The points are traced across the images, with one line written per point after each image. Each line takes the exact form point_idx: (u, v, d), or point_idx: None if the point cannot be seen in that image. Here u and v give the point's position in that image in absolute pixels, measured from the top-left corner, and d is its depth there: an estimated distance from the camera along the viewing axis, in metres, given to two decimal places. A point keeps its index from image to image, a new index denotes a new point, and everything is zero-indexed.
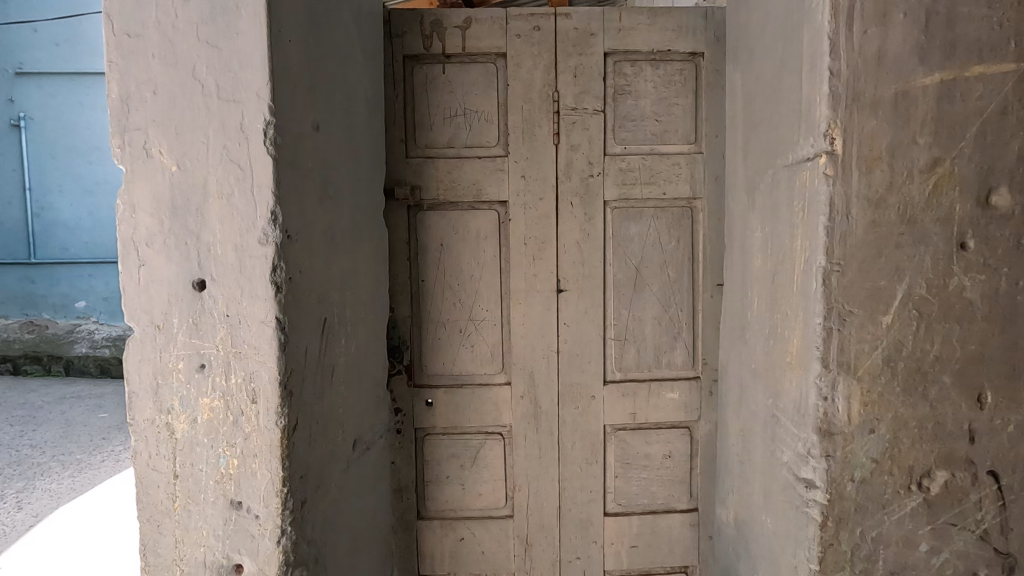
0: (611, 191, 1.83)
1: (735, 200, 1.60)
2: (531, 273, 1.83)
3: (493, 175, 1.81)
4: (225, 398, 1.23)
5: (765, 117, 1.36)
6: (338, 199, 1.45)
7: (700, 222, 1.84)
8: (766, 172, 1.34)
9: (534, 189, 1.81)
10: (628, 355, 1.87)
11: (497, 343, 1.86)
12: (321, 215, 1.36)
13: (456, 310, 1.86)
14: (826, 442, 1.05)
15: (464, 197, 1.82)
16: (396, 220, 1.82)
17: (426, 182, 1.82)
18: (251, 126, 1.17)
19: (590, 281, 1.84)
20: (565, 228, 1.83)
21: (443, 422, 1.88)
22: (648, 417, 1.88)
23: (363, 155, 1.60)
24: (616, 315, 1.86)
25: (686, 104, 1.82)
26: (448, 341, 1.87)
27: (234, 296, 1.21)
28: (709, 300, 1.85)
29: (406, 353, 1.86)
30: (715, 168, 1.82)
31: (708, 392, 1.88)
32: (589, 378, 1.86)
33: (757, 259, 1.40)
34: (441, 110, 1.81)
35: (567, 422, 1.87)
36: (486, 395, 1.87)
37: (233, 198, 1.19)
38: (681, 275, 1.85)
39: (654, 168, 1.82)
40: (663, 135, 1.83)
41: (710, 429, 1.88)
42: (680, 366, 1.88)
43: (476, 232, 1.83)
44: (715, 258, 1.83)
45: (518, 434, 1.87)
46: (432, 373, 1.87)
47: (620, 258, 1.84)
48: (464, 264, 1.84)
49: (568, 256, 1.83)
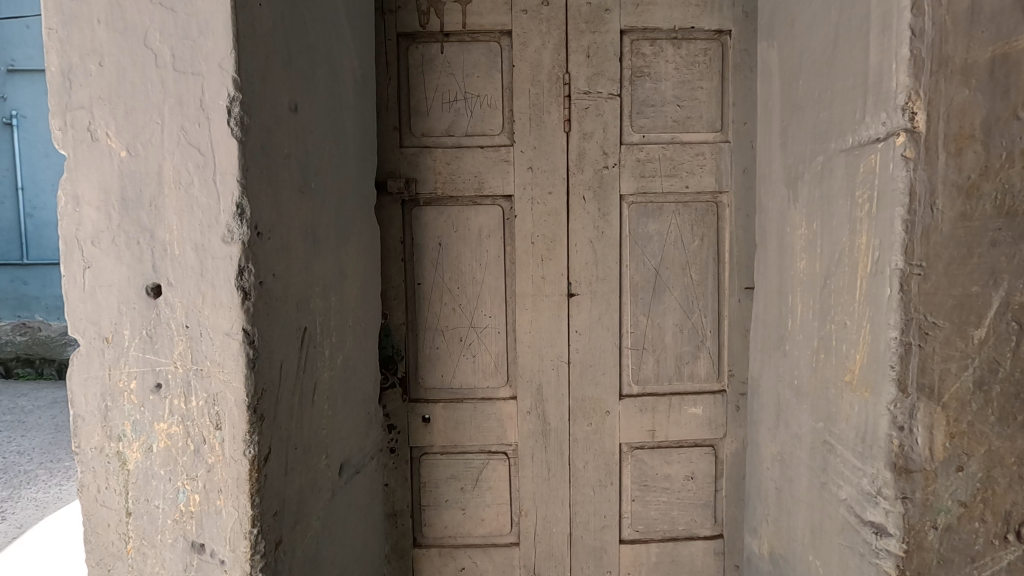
0: (627, 184, 1.65)
1: (771, 194, 1.42)
2: (539, 275, 1.65)
3: (497, 167, 1.63)
4: (184, 424, 1.04)
5: (812, 97, 1.17)
6: (320, 192, 1.27)
7: (726, 219, 1.66)
8: (814, 160, 1.16)
9: (542, 182, 1.63)
10: (647, 367, 1.69)
11: (501, 353, 1.68)
12: (299, 210, 1.18)
13: (456, 317, 1.68)
14: (903, 481, 0.88)
15: (465, 191, 1.64)
16: (389, 216, 1.64)
17: (423, 175, 1.64)
18: (212, 103, 0.99)
19: (604, 285, 1.66)
20: (576, 226, 1.64)
21: (441, 440, 1.70)
22: (669, 435, 1.70)
23: (350, 143, 1.42)
24: (633, 322, 1.68)
25: (712, 87, 1.64)
26: (447, 351, 1.68)
27: (195, 304, 1.03)
28: (736, 305, 1.67)
29: (400, 364, 1.67)
30: (744, 159, 1.63)
31: (735, 407, 1.69)
32: (604, 392, 1.68)
33: (801, 261, 1.22)
34: (439, 94, 1.62)
35: (579, 440, 1.69)
36: (489, 411, 1.69)
37: (192, 188, 1.01)
38: (706, 278, 1.67)
39: (675, 159, 1.64)
40: (686, 122, 1.64)
41: (737, 447, 1.70)
42: (703, 378, 1.70)
43: (478, 230, 1.65)
44: (743, 259, 1.65)
45: (525, 453, 1.70)
46: (429, 386, 1.69)
47: (637, 259, 1.66)
48: (465, 265, 1.66)
49: (581, 257, 1.65)
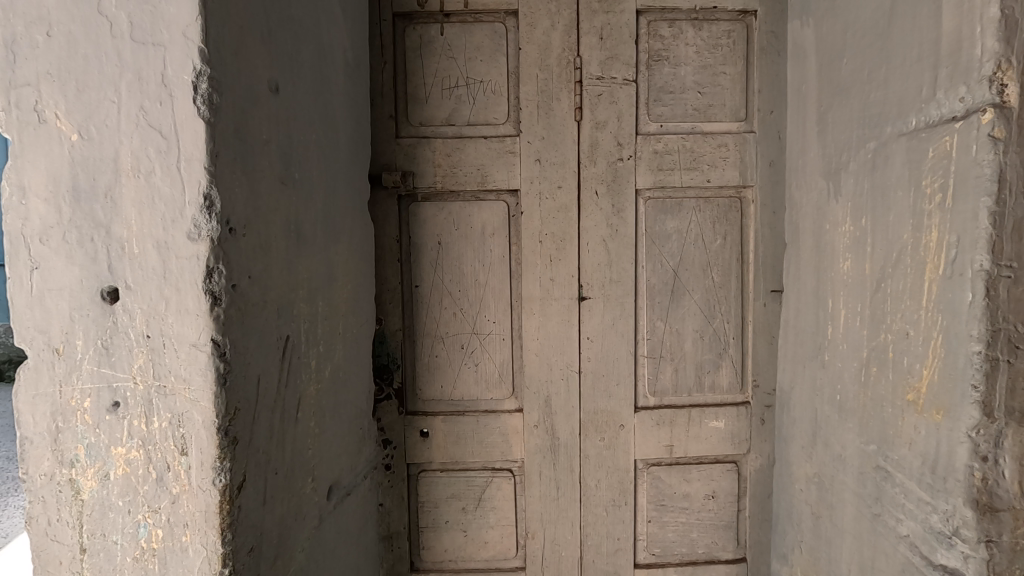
0: (644, 178, 1.51)
1: (804, 188, 1.29)
2: (548, 277, 1.52)
3: (502, 159, 1.50)
4: (145, 449, 0.91)
5: (860, 76, 1.04)
6: (304, 185, 1.13)
7: (750, 217, 1.53)
8: (862, 148, 1.02)
9: (551, 176, 1.50)
10: (664, 377, 1.55)
11: (507, 362, 1.55)
12: (280, 204, 1.04)
13: (457, 322, 1.54)
14: (987, 522, 0.78)
15: (466, 185, 1.51)
16: (384, 213, 1.51)
17: (421, 167, 1.50)
18: (175, 78, 0.86)
19: (619, 287, 1.52)
20: (588, 223, 1.51)
21: (440, 456, 1.56)
22: (688, 451, 1.57)
23: (340, 131, 1.29)
24: (649, 328, 1.54)
25: (736, 73, 1.50)
26: (447, 359, 1.55)
27: (157, 310, 0.89)
28: (762, 310, 1.53)
29: (396, 374, 1.54)
30: (770, 151, 1.50)
31: (760, 421, 1.56)
32: (618, 404, 1.55)
33: (845, 262, 1.08)
34: (438, 80, 1.49)
35: (591, 456, 1.56)
36: (493, 424, 1.55)
37: (154, 176, 0.88)
38: (728, 280, 1.54)
39: (696, 151, 1.51)
40: (707, 111, 1.51)
41: (762, 464, 1.57)
42: (726, 389, 1.56)
43: (481, 228, 1.52)
44: (769, 259, 1.52)
45: (532, 471, 1.56)
46: (428, 398, 1.56)
47: (654, 259, 1.53)
48: (466, 267, 1.53)
49: (593, 257, 1.52)
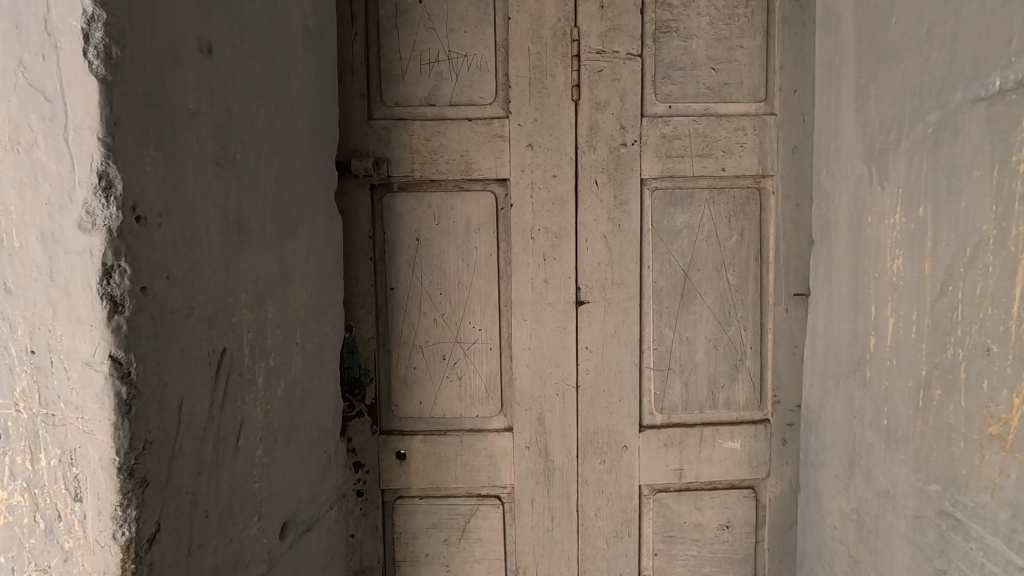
0: (650, 167, 1.33)
1: (837, 177, 1.11)
2: (541, 278, 1.34)
3: (489, 144, 1.32)
4: (32, 493, 0.73)
5: (916, 34, 0.87)
6: (248, 170, 0.95)
7: (770, 210, 1.35)
8: (920, 123, 0.85)
9: (544, 163, 1.32)
10: (673, 391, 1.37)
11: (494, 375, 1.37)
12: (213, 190, 0.86)
13: (438, 330, 1.36)
14: None
15: (448, 173, 1.32)
16: (354, 205, 1.32)
17: (396, 153, 1.32)
18: (62, 24, 0.68)
19: (622, 290, 1.34)
20: (587, 218, 1.33)
21: (419, 481, 1.38)
22: (700, 475, 1.39)
23: (298, 109, 1.11)
24: (656, 337, 1.36)
25: (755, 47, 1.32)
26: (427, 371, 1.37)
27: (43, 319, 0.71)
28: (783, 317, 1.35)
29: (368, 388, 1.36)
30: (793, 135, 1.32)
31: (780, 442, 1.38)
32: (620, 423, 1.37)
33: (896, 260, 0.91)
34: (416, 54, 1.31)
35: (589, 482, 1.38)
36: (479, 445, 1.37)
37: (36, 150, 0.70)
38: (745, 282, 1.36)
39: (708, 136, 1.33)
40: (722, 90, 1.33)
41: (783, 491, 1.38)
42: (742, 405, 1.38)
43: (465, 223, 1.34)
44: (792, 259, 1.34)
45: (524, 498, 1.38)
46: (405, 415, 1.37)
47: (662, 259, 1.35)
48: (448, 266, 1.34)
49: (592, 256, 1.34)
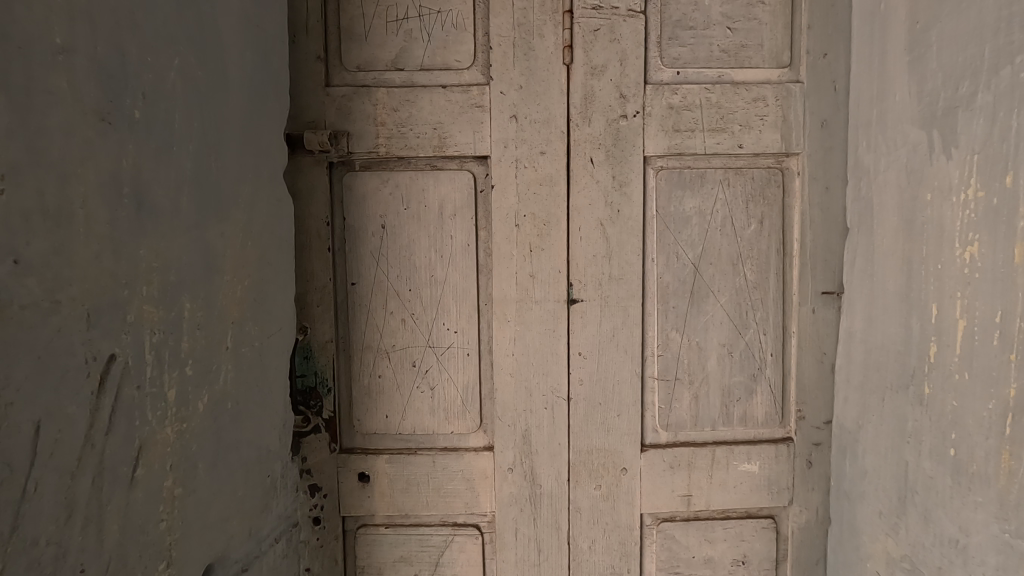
0: (655, 142, 1.14)
1: (881, 151, 0.92)
2: (527, 273, 1.14)
3: (466, 115, 1.13)
4: None
5: None
6: (156, 133, 0.76)
7: (794, 195, 1.16)
8: (1008, 68, 0.68)
9: (531, 137, 1.13)
10: (680, 405, 1.18)
11: (473, 385, 1.17)
12: (96, 154, 0.68)
13: (407, 333, 1.17)
14: None
15: (418, 149, 1.13)
16: (309, 185, 1.13)
17: (358, 126, 1.13)
18: None
19: (621, 287, 1.15)
20: (580, 202, 1.14)
21: (385, 508, 1.19)
22: (711, 503, 1.19)
23: (232, 66, 0.91)
24: (661, 342, 1.17)
25: (778, 2, 1.13)
26: (394, 381, 1.18)
27: None
28: (809, 319, 1.16)
29: (326, 398, 1.17)
30: (823, 107, 1.13)
31: (805, 465, 1.18)
32: (619, 441, 1.17)
33: (970, 246, 0.74)
34: (382, 9, 1.12)
35: (583, 509, 1.18)
36: (455, 466, 1.18)
37: None
38: (765, 279, 1.17)
39: (723, 107, 1.14)
40: (739, 53, 1.14)
41: (809, 522, 1.19)
42: (760, 421, 1.19)
43: (439, 207, 1.15)
44: (819, 252, 1.15)
45: (506, 528, 1.19)
46: (369, 430, 1.19)
47: (668, 251, 1.16)
48: (419, 259, 1.15)
49: (587, 248, 1.14)
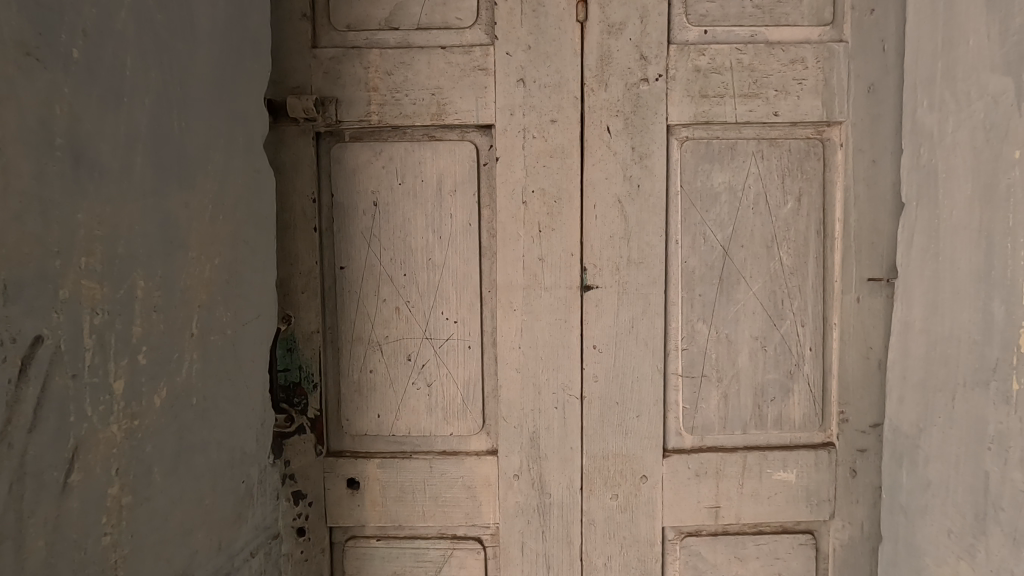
0: (680, 109, 1.01)
1: (950, 109, 0.80)
2: (535, 256, 1.02)
3: (467, 79, 1.01)
4: None
5: None
6: (100, 79, 0.66)
7: (836, 169, 1.03)
8: None
9: (540, 104, 1.01)
10: (707, 406, 1.05)
11: (474, 381, 1.05)
12: (15, 94, 0.57)
13: (401, 323, 1.05)
14: None
15: (415, 117, 1.02)
16: (294, 158, 1.02)
17: (348, 92, 1.02)
18: None
19: (641, 272, 1.03)
20: (596, 176, 1.01)
21: (376, 518, 1.07)
22: (742, 516, 1.06)
23: (201, 14, 0.81)
24: (686, 334, 1.04)
25: None
26: (387, 377, 1.06)
27: None
28: (853, 309, 1.03)
29: (311, 395, 1.05)
30: (870, 68, 1.00)
31: (848, 474, 1.05)
32: (638, 446, 1.05)
33: None
34: None
35: (598, 522, 1.06)
36: (454, 473, 1.06)
37: None
38: (804, 264, 1.04)
39: (756, 70, 1.01)
40: (776, 9, 1.01)
41: (852, 538, 1.05)
42: (798, 424, 1.06)
43: (437, 181, 1.03)
44: (865, 233, 1.02)
45: (512, 542, 1.06)
46: (359, 430, 1.07)
47: (694, 231, 1.03)
48: (415, 240, 1.03)
49: (602, 228, 1.02)
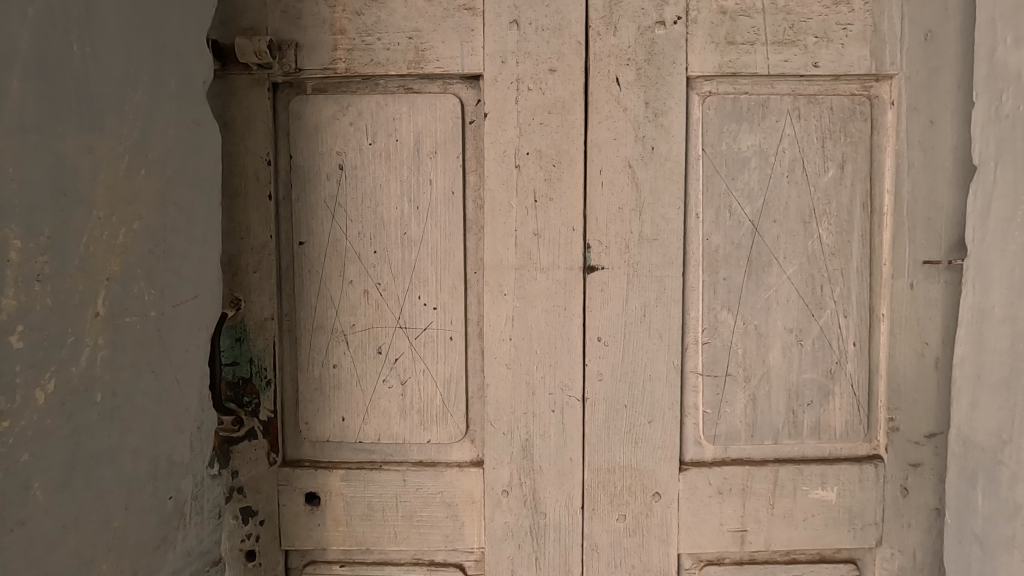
0: (703, 58, 0.86)
1: None
2: (529, 231, 0.86)
3: (451, 21, 0.85)
4: None
5: None
6: None
7: (886, 131, 0.87)
8: None
9: (537, 50, 0.85)
10: (731, 411, 0.89)
11: (457, 379, 0.89)
12: None
13: (371, 309, 0.89)
14: None
15: (389, 65, 0.86)
16: (245, 112, 0.86)
17: (310, 35, 0.86)
18: None
19: (655, 251, 0.87)
20: (602, 137, 0.86)
21: (339, 540, 0.90)
22: (772, 542, 0.89)
23: None
24: (708, 325, 0.88)
25: None
26: (354, 373, 0.89)
27: None
28: (906, 298, 0.87)
29: (264, 394, 0.88)
30: (929, 11, 0.84)
31: (900, 493, 0.88)
32: (650, 457, 0.88)
33: None
34: None
35: (601, 548, 0.89)
36: (432, 487, 0.89)
37: None
38: (847, 243, 0.88)
39: (793, 12, 0.86)
40: None
41: (904, 570, 0.89)
42: (839, 434, 0.89)
43: (414, 141, 0.87)
44: (921, 207, 0.86)
45: (499, 571, 0.90)
46: (321, 436, 0.90)
47: (717, 204, 0.87)
48: (387, 211, 0.88)
49: (610, 198, 0.86)
